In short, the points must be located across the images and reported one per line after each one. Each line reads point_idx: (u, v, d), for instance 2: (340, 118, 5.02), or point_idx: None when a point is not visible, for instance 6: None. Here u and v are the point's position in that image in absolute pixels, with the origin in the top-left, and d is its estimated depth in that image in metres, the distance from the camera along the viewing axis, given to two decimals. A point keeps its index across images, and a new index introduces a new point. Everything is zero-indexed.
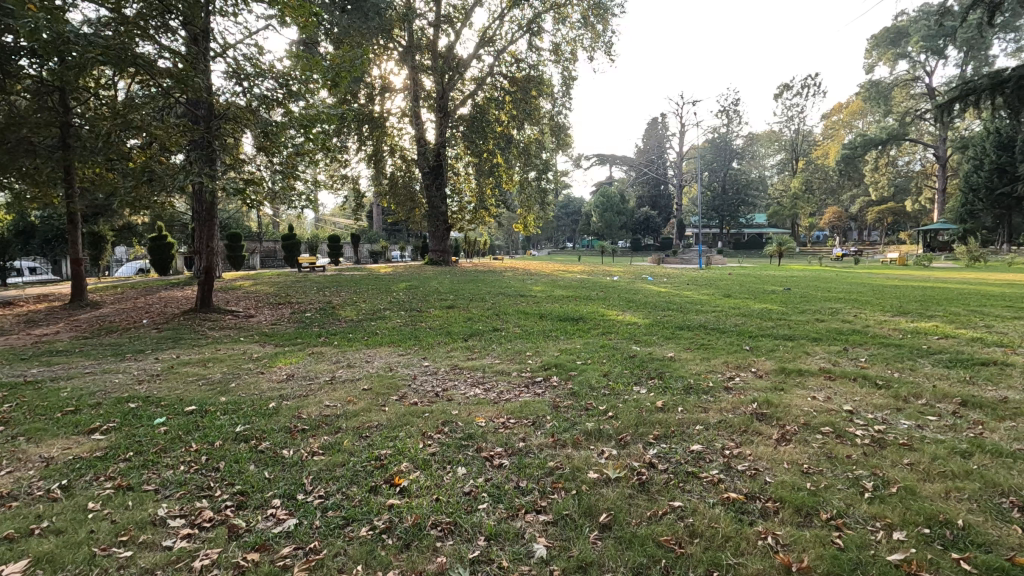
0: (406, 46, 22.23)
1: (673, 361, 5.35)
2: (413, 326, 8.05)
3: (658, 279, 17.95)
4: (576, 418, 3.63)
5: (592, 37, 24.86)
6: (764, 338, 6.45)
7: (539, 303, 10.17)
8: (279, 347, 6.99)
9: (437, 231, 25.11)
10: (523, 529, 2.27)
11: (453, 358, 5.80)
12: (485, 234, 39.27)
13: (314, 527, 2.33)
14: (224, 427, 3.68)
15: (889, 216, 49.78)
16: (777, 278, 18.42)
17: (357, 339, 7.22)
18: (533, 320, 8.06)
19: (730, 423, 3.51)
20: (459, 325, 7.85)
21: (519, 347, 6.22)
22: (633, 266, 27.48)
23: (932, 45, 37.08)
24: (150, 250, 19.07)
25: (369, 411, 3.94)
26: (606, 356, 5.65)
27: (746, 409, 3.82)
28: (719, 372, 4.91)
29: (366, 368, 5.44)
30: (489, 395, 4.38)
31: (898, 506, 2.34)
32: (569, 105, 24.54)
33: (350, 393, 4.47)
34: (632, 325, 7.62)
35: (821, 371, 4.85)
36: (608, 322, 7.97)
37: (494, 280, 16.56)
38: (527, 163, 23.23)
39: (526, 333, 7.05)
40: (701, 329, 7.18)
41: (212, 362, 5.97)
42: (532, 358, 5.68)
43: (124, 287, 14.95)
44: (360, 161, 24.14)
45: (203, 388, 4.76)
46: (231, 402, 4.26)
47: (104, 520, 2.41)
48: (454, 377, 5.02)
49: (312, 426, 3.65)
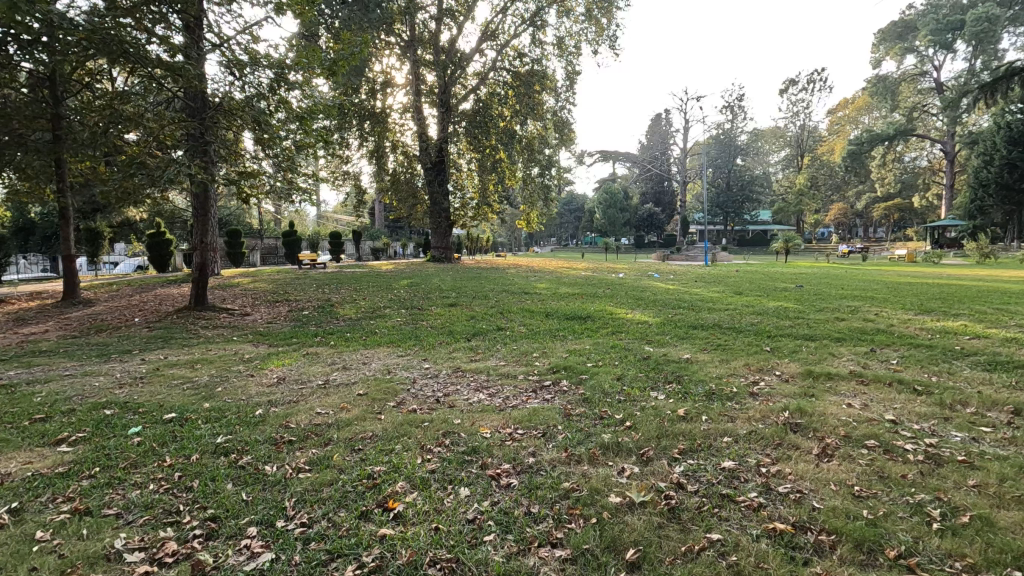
0: (407, 39, 21.87)
1: (690, 364, 5.00)
2: (413, 325, 7.71)
3: (664, 276, 17.61)
4: (591, 429, 3.29)
5: (596, 32, 24.45)
6: (783, 338, 6.10)
7: (544, 300, 9.84)
8: (272, 347, 6.65)
9: (440, 228, 24.79)
10: (535, 569, 1.94)
11: (455, 360, 5.46)
12: (488, 231, 38.96)
13: (293, 565, 2.01)
14: (204, 437, 3.36)
15: (896, 212, 49.20)
16: (785, 275, 18.04)
17: (354, 338, 6.88)
18: (539, 319, 7.72)
19: (762, 435, 3.16)
20: (461, 324, 7.52)
21: (525, 348, 5.89)
22: (637, 266, 24.68)
23: (941, 39, 36.38)
24: (147, 246, 18.77)
25: (363, 420, 3.60)
26: (618, 358, 5.30)
27: (778, 417, 3.47)
28: (741, 376, 4.55)
29: (363, 370, 5.12)
30: (494, 401, 4.04)
31: (975, 541, 2.00)
32: (573, 101, 24.15)
33: (344, 398, 4.15)
34: (643, 324, 7.27)
35: (852, 374, 4.49)
36: (616, 320, 7.63)
37: (498, 277, 16.19)
38: (530, 159, 22.88)
39: (533, 333, 6.71)
40: (716, 329, 6.82)
41: (201, 364, 5.64)
42: (539, 360, 5.34)
43: (119, 284, 14.64)
44: (361, 157, 23.80)
45: (187, 392, 4.44)
46: (215, 409, 3.93)
47: (50, 554, 2.09)
48: (455, 381, 4.69)
49: (300, 437, 3.32)
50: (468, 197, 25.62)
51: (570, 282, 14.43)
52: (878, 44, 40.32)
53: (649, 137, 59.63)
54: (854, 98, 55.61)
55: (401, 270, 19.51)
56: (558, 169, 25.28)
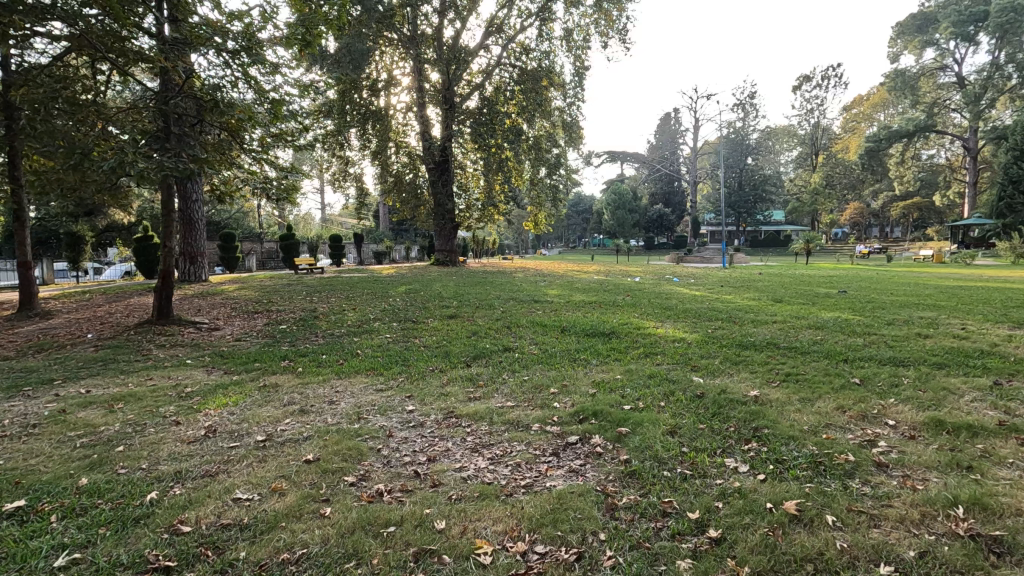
0: (409, 36, 20.72)
1: (764, 406, 3.71)
2: (404, 344, 6.46)
3: (684, 280, 16.33)
4: (658, 552, 2.02)
5: (606, 22, 23.11)
6: (868, 365, 4.78)
7: (559, 311, 8.58)
8: (227, 375, 5.40)
9: (444, 230, 23.69)
10: None
11: (449, 399, 4.18)
12: (494, 232, 37.96)
13: None
14: (38, 559, 2.11)
15: (916, 212, 47.57)
16: (817, 278, 16.66)
17: (329, 363, 5.63)
18: (553, 336, 6.45)
19: (944, 560, 1.91)
20: (461, 343, 6.28)
21: (540, 379, 4.60)
22: (652, 268, 23.82)
23: (963, 31, 34.69)
24: (134, 251, 17.63)
25: (299, 517, 2.36)
26: (665, 396, 4.02)
27: (954, 519, 2.18)
28: (844, 429, 3.25)
29: (325, 415, 3.87)
30: (499, 477, 2.78)
31: None
32: (582, 97, 22.93)
33: (285, 468, 2.90)
34: (682, 345, 5.95)
35: (1006, 428, 3.17)
36: (647, 338, 6.34)
37: (505, 282, 14.95)
38: (538, 159, 21.70)
39: (546, 356, 5.46)
40: (774, 351, 5.52)
41: (123, 403, 4.37)
42: (558, 397, 4.10)
43: (94, 294, 13.47)
44: (362, 158, 22.67)
45: (73, 457, 3.18)
46: (91, 491, 2.68)
47: None
48: (446, 435, 3.43)
49: (189, 558, 2.08)
50: (473, 198, 24.44)
51: (583, 287, 13.18)
52: (896, 37, 38.61)
53: (658, 136, 58.39)
54: (870, 94, 53.89)
55: (401, 275, 18.31)
56: (567, 169, 24.14)
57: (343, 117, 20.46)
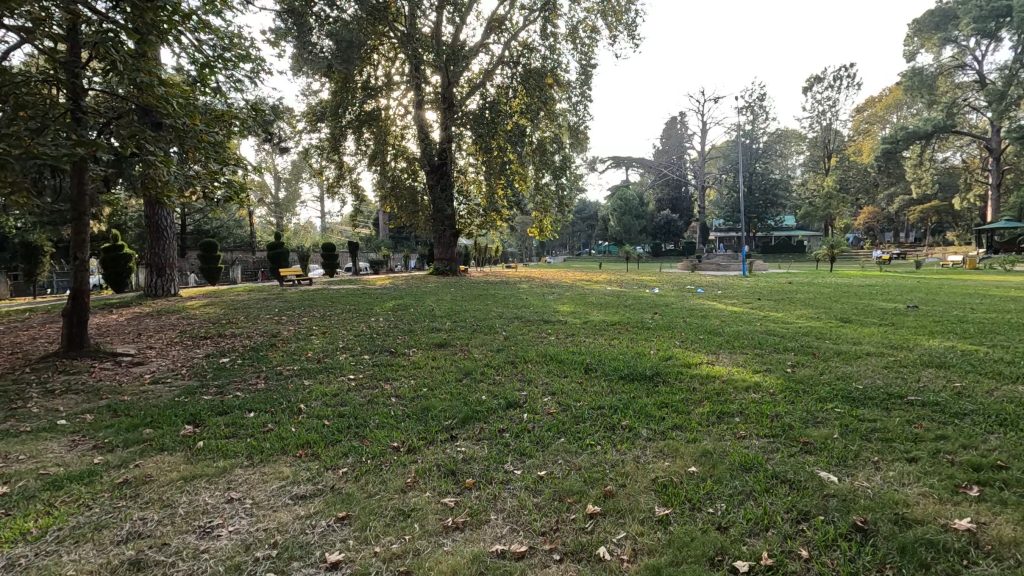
0: (405, 32, 18.97)
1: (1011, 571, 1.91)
2: (369, 394, 4.66)
3: (710, 291, 14.61)
4: None
5: (614, 16, 21.29)
6: None
7: (577, 338, 6.76)
8: (96, 451, 3.62)
9: (443, 237, 21.99)
10: None
11: (409, 528, 2.37)
12: (497, 239, 36.35)
13: None
14: None
15: (934, 216, 45.63)
16: (862, 290, 14.79)
17: (250, 432, 3.81)
18: (575, 382, 4.61)
19: None
20: (447, 394, 4.43)
21: (567, 478, 2.78)
22: (670, 277, 22.04)
23: (985, 27, 32.51)
24: (103, 263, 14.99)
25: None
26: (801, 533, 2.20)
27: None
28: None
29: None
30: None
31: None
32: (589, 96, 21.15)
33: None
34: (764, 399, 4.09)
35: None
36: (712, 384, 4.48)
37: (510, 294, 13.22)
38: (542, 162, 19.95)
39: (571, 422, 3.62)
40: (910, 411, 3.69)
41: None
42: (607, 527, 2.29)
43: (37, 312, 11.71)
44: (357, 162, 20.95)
45: None
46: None
47: None
48: None
49: None
50: (475, 203, 22.76)
51: (602, 302, 11.40)
52: (913, 35, 36.53)
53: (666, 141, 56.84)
54: (883, 96, 52.05)
55: (395, 286, 16.57)
56: (573, 174, 22.41)
57: (336, 119, 18.78)
